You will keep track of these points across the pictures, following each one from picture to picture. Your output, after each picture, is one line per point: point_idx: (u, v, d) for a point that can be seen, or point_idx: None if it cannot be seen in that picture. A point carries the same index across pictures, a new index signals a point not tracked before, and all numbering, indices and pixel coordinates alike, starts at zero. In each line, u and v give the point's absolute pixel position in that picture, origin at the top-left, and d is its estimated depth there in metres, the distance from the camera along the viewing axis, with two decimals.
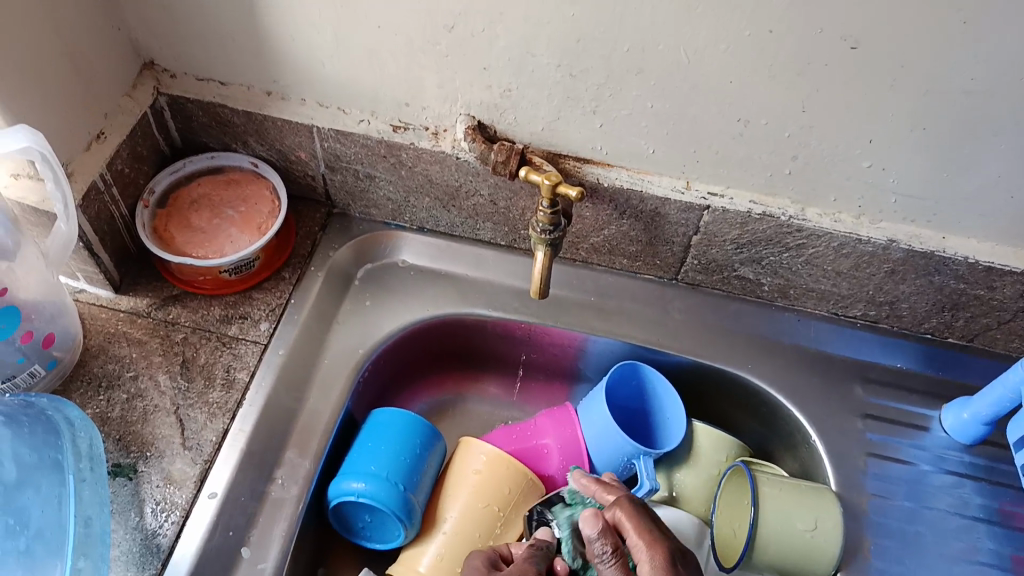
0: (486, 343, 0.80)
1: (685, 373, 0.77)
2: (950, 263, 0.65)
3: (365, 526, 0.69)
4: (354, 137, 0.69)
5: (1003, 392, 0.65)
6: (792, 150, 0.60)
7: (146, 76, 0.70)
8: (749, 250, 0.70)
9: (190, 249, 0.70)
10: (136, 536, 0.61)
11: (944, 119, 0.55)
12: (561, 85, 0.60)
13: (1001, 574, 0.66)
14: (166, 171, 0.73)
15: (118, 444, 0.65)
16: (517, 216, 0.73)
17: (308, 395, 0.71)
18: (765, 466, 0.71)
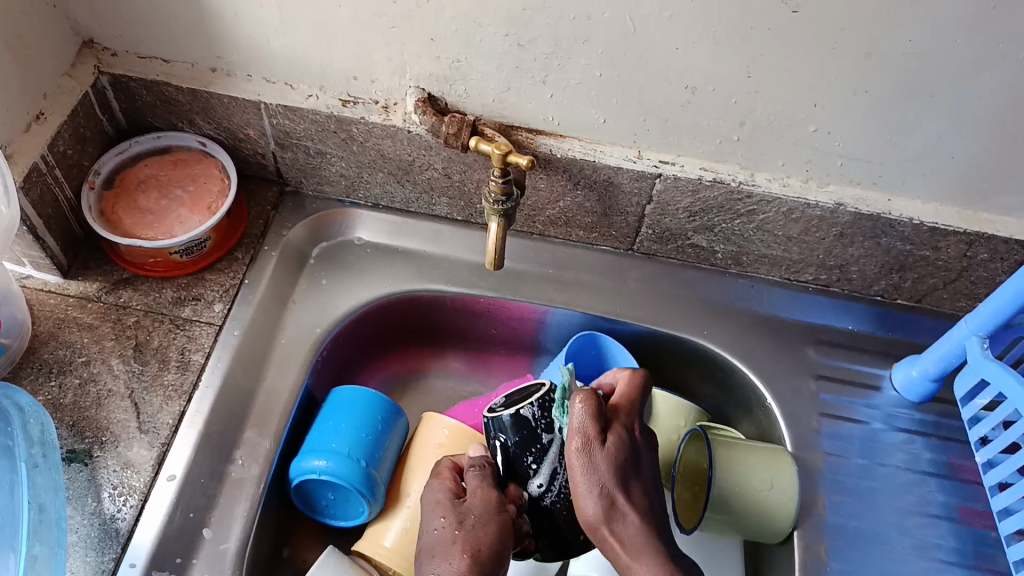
0: (446, 319, 0.80)
1: (643, 341, 0.78)
2: (896, 225, 0.66)
3: (329, 503, 0.70)
4: (303, 113, 0.68)
5: (949, 349, 0.67)
6: (740, 116, 0.61)
7: (86, 54, 0.68)
8: (702, 217, 0.71)
9: (138, 231, 0.69)
10: (94, 521, 0.60)
11: (884, 82, 0.56)
12: (510, 55, 0.60)
13: (950, 524, 0.68)
14: (111, 152, 0.72)
15: (72, 430, 0.64)
16: (472, 190, 0.73)
17: (265, 374, 0.70)
18: (723, 429, 0.72)
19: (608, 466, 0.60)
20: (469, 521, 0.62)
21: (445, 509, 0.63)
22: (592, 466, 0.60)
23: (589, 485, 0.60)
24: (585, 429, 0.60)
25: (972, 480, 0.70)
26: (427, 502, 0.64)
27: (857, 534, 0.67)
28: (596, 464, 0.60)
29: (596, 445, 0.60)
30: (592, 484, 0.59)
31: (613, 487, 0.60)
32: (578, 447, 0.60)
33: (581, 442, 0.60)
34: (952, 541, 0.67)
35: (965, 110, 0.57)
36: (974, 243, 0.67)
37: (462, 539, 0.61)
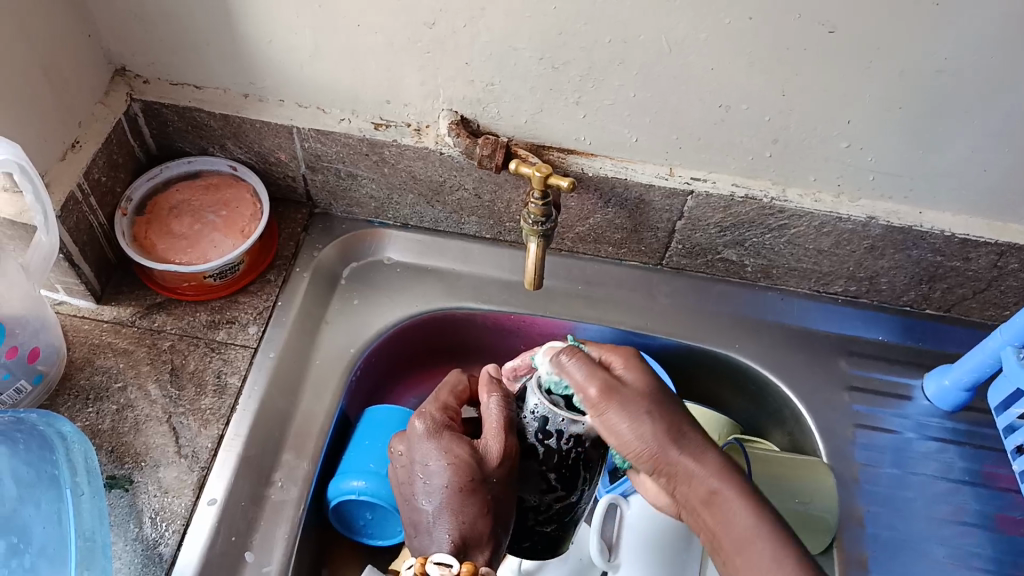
0: (475, 336, 0.81)
1: (673, 355, 0.78)
2: (927, 237, 0.67)
3: (366, 523, 0.70)
4: (335, 136, 0.68)
5: (983, 359, 0.67)
6: (772, 133, 0.61)
7: (118, 82, 0.68)
8: (732, 232, 0.71)
9: (172, 256, 0.69)
10: (137, 546, 0.60)
11: (919, 99, 0.56)
12: (544, 78, 0.60)
13: (986, 533, 0.68)
14: (142, 177, 0.72)
15: (111, 456, 0.64)
16: (502, 209, 0.73)
17: (301, 397, 0.70)
18: (759, 443, 0.73)
19: (620, 391, 0.54)
20: (488, 487, 0.58)
21: (460, 459, 0.59)
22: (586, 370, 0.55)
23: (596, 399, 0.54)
24: (620, 358, 0.57)
25: (1007, 489, 0.70)
26: (450, 447, 0.60)
27: (894, 544, 0.67)
28: (629, 388, 0.54)
29: (633, 370, 0.56)
30: (588, 387, 0.55)
31: (615, 396, 0.54)
32: (619, 373, 0.56)
33: (616, 373, 0.56)
34: (990, 550, 0.68)
35: (997, 125, 0.57)
36: (1005, 254, 0.67)
37: (477, 506, 0.58)
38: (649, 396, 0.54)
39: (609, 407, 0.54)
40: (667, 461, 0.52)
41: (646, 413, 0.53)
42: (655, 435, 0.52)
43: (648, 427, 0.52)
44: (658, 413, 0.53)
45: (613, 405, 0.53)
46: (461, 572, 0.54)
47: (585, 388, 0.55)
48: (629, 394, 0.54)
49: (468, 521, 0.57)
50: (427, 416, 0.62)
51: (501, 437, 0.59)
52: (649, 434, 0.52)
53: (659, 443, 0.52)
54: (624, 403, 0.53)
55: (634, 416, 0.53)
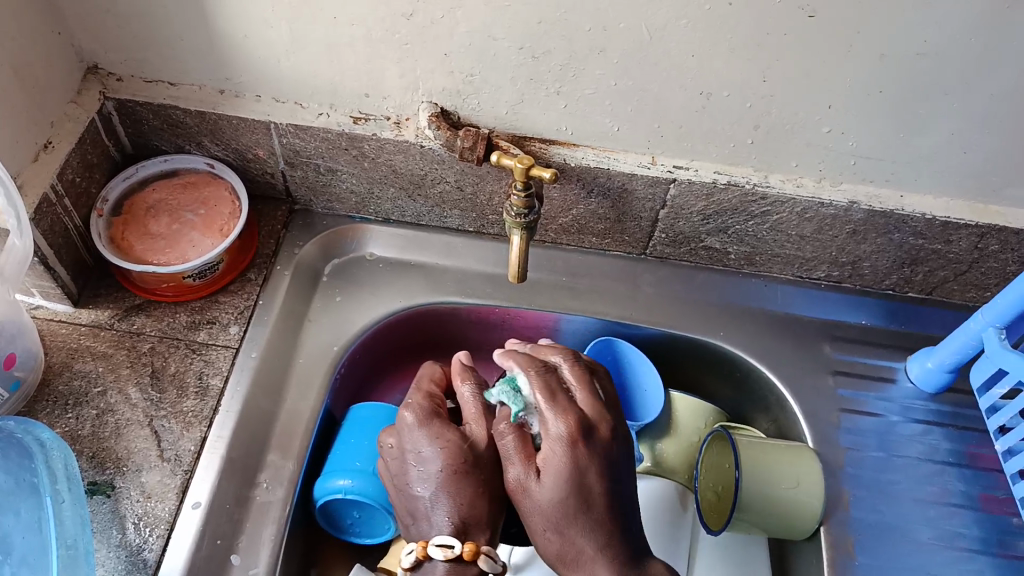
0: (460, 330, 0.80)
1: (659, 343, 0.78)
2: (909, 221, 0.67)
3: (353, 522, 0.69)
4: (313, 131, 0.67)
5: (965, 340, 0.68)
6: (754, 120, 0.61)
7: (91, 80, 0.67)
8: (715, 220, 0.71)
9: (151, 257, 0.68)
10: (120, 553, 0.59)
11: (899, 82, 0.56)
12: (524, 67, 0.60)
13: (972, 513, 0.69)
14: (118, 177, 0.71)
15: (92, 461, 0.63)
16: (484, 201, 0.72)
17: (285, 397, 0.69)
18: (742, 429, 0.73)
19: (553, 469, 0.56)
20: (480, 471, 0.60)
21: (452, 444, 0.60)
22: (518, 451, 0.58)
23: (522, 479, 0.57)
24: (572, 423, 0.57)
25: (992, 469, 0.71)
26: (439, 433, 0.60)
27: (881, 527, 0.68)
28: (563, 466, 0.56)
29: (578, 441, 0.56)
30: (520, 467, 0.57)
31: (547, 480, 0.56)
32: (552, 446, 0.57)
33: (559, 438, 0.56)
34: (976, 530, 0.68)
35: (976, 107, 0.58)
36: (985, 236, 0.68)
37: (473, 489, 0.59)
38: (579, 480, 0.56)
39: (534, 493, 0.56)
40: (569, 548, 0.56)
41: (560, 503, 0.56)
42: (562, 530, 0.56)
43: (553, 517, 0.56)
44: (575, 508, 0.55)
45: (535, 492, 0.56)
46: (461, 553, 0.56)
47: (514, 472, 0.57)
48: (562, 476, 0.55)
49: (468, 504, 0.58)
50: (411, 404, 0.62)
51: (484, 420, 0.62)
52: (553, 537, 0.56)
53: (563, 530, 0.56)
54: (545, 492, 0.56)
55: (550, 501, 0.56)
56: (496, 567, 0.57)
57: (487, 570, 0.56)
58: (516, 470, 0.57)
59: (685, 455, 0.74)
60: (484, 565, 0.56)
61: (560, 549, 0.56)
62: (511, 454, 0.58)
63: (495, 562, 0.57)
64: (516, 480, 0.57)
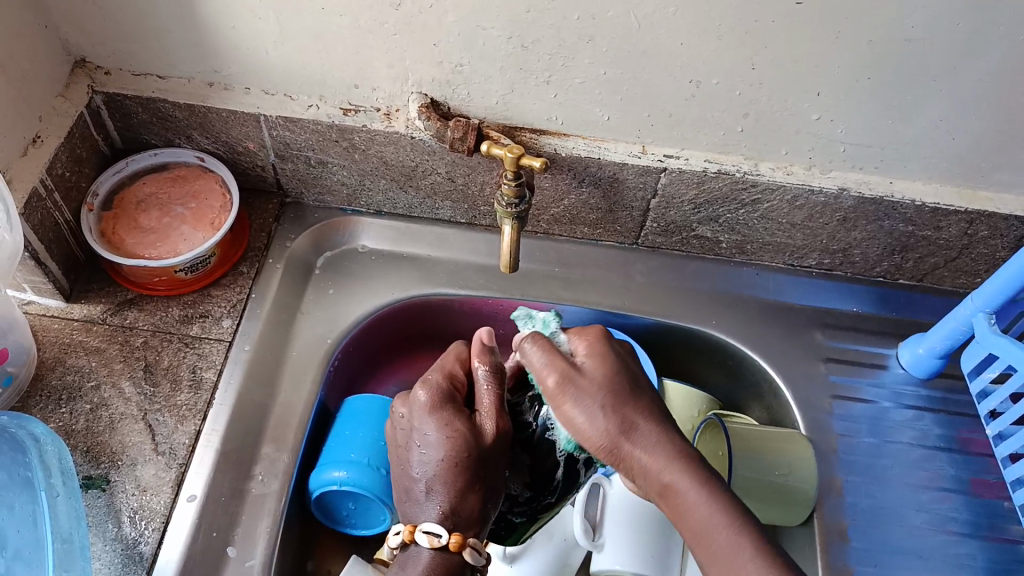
0: (453, 322, 0.80)
1: (652, 333, 0.78)
2: (899, 207, 0.67)
3: (349, 513, 0.69)
4: (303, 123, 0.67)
5: (955, 326, 0.68)
6: (743, 108, 0.61)
7: (78, 74, 0.67)
8: (706, 209, 0.71)
9: (142, 251, 0.68)
10: (116, 546, 0.59)
11: (886, 68, 0.56)
12: (513, 57, 0.60)
13: (963, 497, 0.69)
14: (108, 171, 0.71)
15: (86, 456, 0.63)
16: (476, 192, 0.72)
17: (279, 389, 0.70)
18: (735, 417, 0.73)
19: (594, 358, 0.56)
20: (480, 469, 0.59)
21: (459, 433, 0.59)
22: (550, 352, 0.56)
23: (563, 373, 0.55)
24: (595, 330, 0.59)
25: (983, 453, 0.72)
26: (447, 423, 0.59)
27: (874, 512, 0.68)
28: (605, 347, 0.57)
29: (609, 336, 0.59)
30: (558, 360, 0.55)
31: (591, 368, 0.55)
32: (586, 345, 0.57)
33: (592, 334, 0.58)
34: (967, 514, 0.69)
35: (963, 93, 0.58)
36: (975, 221, 0.68)
37: (471, 484, 0.58)
38: (620, 364, 0.56)
39: (579, 380, 0.54)
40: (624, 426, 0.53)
41: (607, 384, 0.54)
42: (621, 409, 0.53)
43: (605, 395, 0.54)
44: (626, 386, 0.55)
45: (576, 380, 0.54)
46: (449, 543, 0.56)
47: (551, 369, 0.55)
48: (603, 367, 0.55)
49: (463, 499, 0.58)
50: (431, 384, 0.61)
51: (495, 415, 0.60)
52: (607, 414, 0.53)
53: (615, 408, 0.53)
54: (592, 374, 0.55)
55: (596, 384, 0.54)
56: (481, 561, 0.57)
57: (472, 562, 0.56)
58: (558, 362, 0.55)
59: None
60: (469, 557, 0.56)
61: (615, 431, 0.53)
62: (545, 358, 0.55)
63: (480, 556, 0.57)
64: (558, 375, 0.55)
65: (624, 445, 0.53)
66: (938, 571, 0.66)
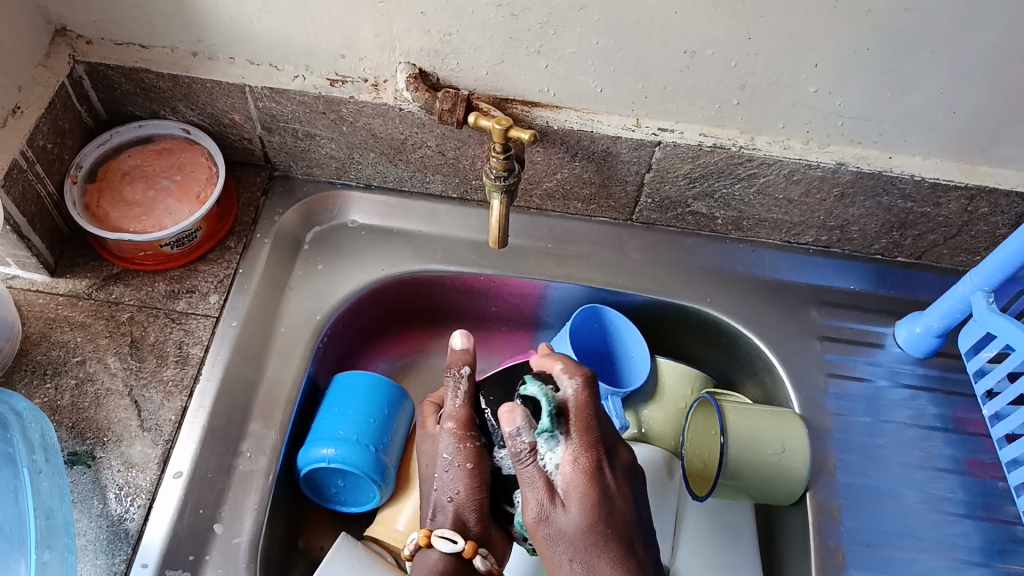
0: (445, 298, 0.79)
1: (646, 310, 0.77)
2: (897, 182, 0.66)
3: (339, 490, 0.69)
4: (289, 95, 0.66)
5: (952, 305, 0.67)
6: (739, 80, 0.60)
7: (60, 43, 0.65)
8: (701, 184, 0.70)
9: (127, 225, 0.67)
10: (101, 523, 0.59)
11: (885, 38, 0.55)
12: (503, 26, 0.58)
13: (958, 477, 0.69)
14: (92, 144, 0.69)
15: (72, 431, 0.62)
16: (467, 165, 0.71)
17: (266, 364, 0.69)
18: (729, 395, 0.73)
19: (579, 495, 0.54)
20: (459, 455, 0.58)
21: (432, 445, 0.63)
22: (535, 487, 0.55)
23: (538, 514, 0.55)
24: (590, 452, 0.55)
25: (979, 433, 0.71)
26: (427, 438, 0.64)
27: (868, 492, 0.68)
28: (586, 491, 0.54)
29: (602, 471, 0.55)
30: (541, 495, 0.55)
31: (581, 503, 0.54)
32: (571, 475, 0.55)
33: (581, 469, 0.55)
34: (961, 494, 0.68)
35: (963, 65, 0.56)
36: (975, 197, 0.67)
37: (449, 477, 0.58)
38: (608, 504, 0.55)
39: (558, 525, 0.54)
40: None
41: (587, 530, 0.54)
42: (587, 560, 0.54)
43: (584, 546, 0.54)
44: (605, 530, 0.54)
45: (557, 522, 0.54)
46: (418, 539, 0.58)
47: (528, 505, 0.55)
48: (590, 504, 0.54)
49: (460, 505, 0.58)
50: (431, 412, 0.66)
51: (455, 409, 0.60)
52: (599, 561, 0.54)
53: (586, 559, 0.54)
54: (575, 516, 0.54)
55: (575, 527, 0.54)
56: (456, 548, 0.57)
57: (443, 551, 0.57)
58: (536, 506, 0.55)
59: (669, 423, 0.74)
60: (438, 544, 0.57)
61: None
62: (531, 490, 0.55)
63: (454, 543, 0.57)
64: (534, 517, 0.55)
65: None
66: (931, 551, 0.66)
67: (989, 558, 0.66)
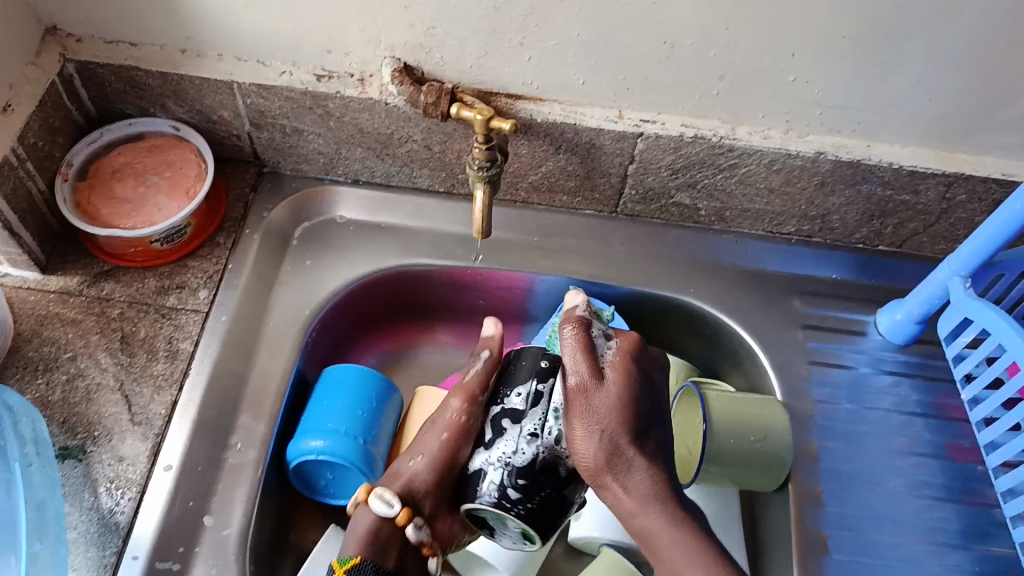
0: (434, 293, 0.80)
1: (632, 303, 0.78)
2: (876, 170, 0.67)
3: (327, 483, 0.70)
4: (277, 90, 0.67)
5: (931, 291, 0.68)
6: (719, 69, 0.61)
7: (49, 42, 0.66)
8: (684, 175, 0.71)
9: (117, 221, 0.68)
10: (92, 516, 0.59)
11: (860, 26, 0.56)
12: (486, 19, 0.59)
13: (937, 462, 0.70)
14: (83, 141, 0.70)
15: (63, 426, 0.63)
16: (453, 159, 0.72)
17: (255, 359, 0.69)
18: (713, 385, 0.73)
19: (619, 380, 0.58)
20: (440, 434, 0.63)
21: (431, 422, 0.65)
22: (580, 353, 0.59)
23: (576, 375, 0.59)
24: (626, 359, 0.59)
25: (958, 419, 0.72)
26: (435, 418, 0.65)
27: (850, 479, 0.69)
28: (622, 384, 0.58)
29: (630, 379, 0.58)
30: (588, 362, 0.59)
31: (614, 372, 0.59)
32: (612, 370, 0.59)
33: (617, 369, 0.59)
34: (941, 478, 0.69)
35: (938, 52, 0.57)
36: (953, 184, 0.68)
37: (429, 445, 0.63)
38: (633, 398, 0.58)
39: (591, 390, 0.58)
40: (615, 452, 0.57)
41: (621, 407, 0.57)
42: (615, 446, 0.57)
43: (615, 417, 0.57)
44: (636, 404, 0.58)
45: (589, 387, 0.58)
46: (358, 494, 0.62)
47: (574, 369, 0.59)
48: (626, 372, 0.59)
49: (415, 474, 0.62)
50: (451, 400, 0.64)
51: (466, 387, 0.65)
52: (618, 444, 0.57)
53: (613, 436, 0.57)
54: (611, 388, 0.58)
55: (604, 393, 0.58)
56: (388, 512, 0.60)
57: (379, 513, 0.60)
58: (583, 368, 0.59)
59: None
60: (376, 505, 0.60)
61: (610, 453, 0.57)
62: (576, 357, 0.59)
63: (389, 507, 0.60)
64: (577, 382, 0.59)
65: (607, 478, 0.58)
66: (911, 535, 0.66)
67: (967, 541, 0.66)
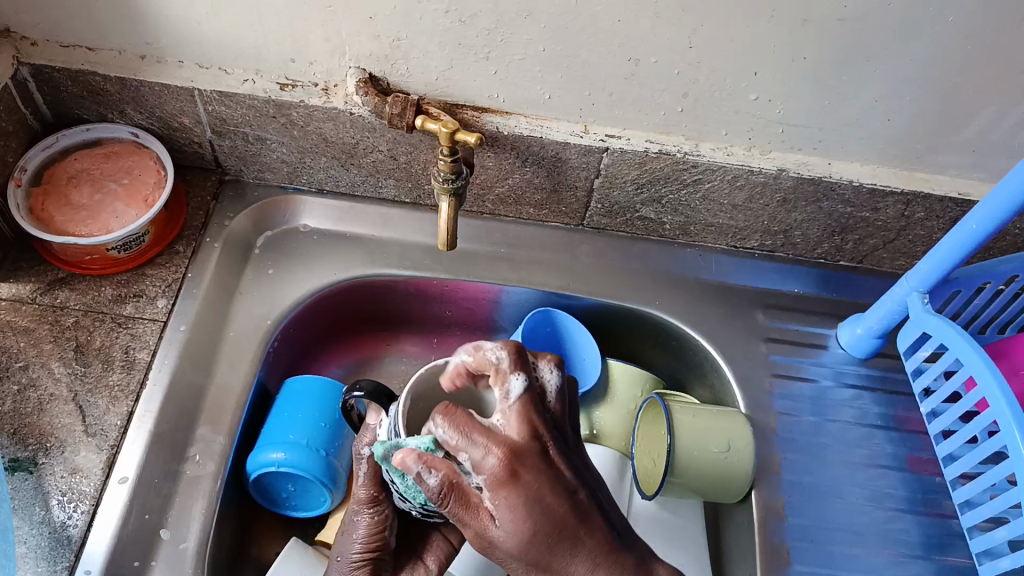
0: (400, 302, 0.80)
1: (599, 314, 0.78)
2: (837, 188, 0.68)
3: (289, 495, 0.69)
4: (239, 98, 0.66)
5: (891, 306, 0.69)
6: (683, 87, 0.61)
7: (4, 44, 0.64)
8: (649, 189, 0.71)
9: (71, 228, 0.66)
10: (43, 530, 0.58)
11: (820, 48, 0.57)
12: (451, 32, 0.59)
13: (899, 474, 0.71)
14: (37, 147, 0.69)
15: (13, 438, 0.61)
16: (419, 170, 0.72)
17: (215, 369, 0.68)
18: (677, 395, 0.74)
19: (517, 510, 0.45)
20: (358, 524, 0.59)
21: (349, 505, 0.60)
22: (467, 509, 0.45)
23: (455, 509, 0.45)
24: (513, 487, 0.45)
25: (917, 431, 0.73)
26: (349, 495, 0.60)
27: (813, 491, 0.69)
28: (524, 511, 0.45)
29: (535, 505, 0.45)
30: (477, 509, 0.45)
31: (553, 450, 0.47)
32: (508, 507, 0.45)
33: (501, 506, 0.45)
34: (903, 490, 0.70)
35: (897, 74, 0.58)
36: (911, 203, 0.69)
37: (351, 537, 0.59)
38: (542, 506, 0.45)
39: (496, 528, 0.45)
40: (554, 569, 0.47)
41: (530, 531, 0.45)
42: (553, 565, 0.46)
43: (539, 547, 0.46)
44: (550, 511, 0.46)
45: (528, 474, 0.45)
46: None
47: (473, 526, 0.46)
48: (524, 506, 0.45)
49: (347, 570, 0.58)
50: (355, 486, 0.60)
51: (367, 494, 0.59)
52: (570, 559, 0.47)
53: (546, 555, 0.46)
54: (509, 526, 0.45)
55: (511, 528, 0.45)
56: None
57: None
58: (474, 525, 0.45)
59: (620, 423, 0.74)
60: None
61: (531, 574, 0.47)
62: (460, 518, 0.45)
63: None
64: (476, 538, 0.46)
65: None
66: (873, 546, 0.67)
67: (927, 551, 0.68)
